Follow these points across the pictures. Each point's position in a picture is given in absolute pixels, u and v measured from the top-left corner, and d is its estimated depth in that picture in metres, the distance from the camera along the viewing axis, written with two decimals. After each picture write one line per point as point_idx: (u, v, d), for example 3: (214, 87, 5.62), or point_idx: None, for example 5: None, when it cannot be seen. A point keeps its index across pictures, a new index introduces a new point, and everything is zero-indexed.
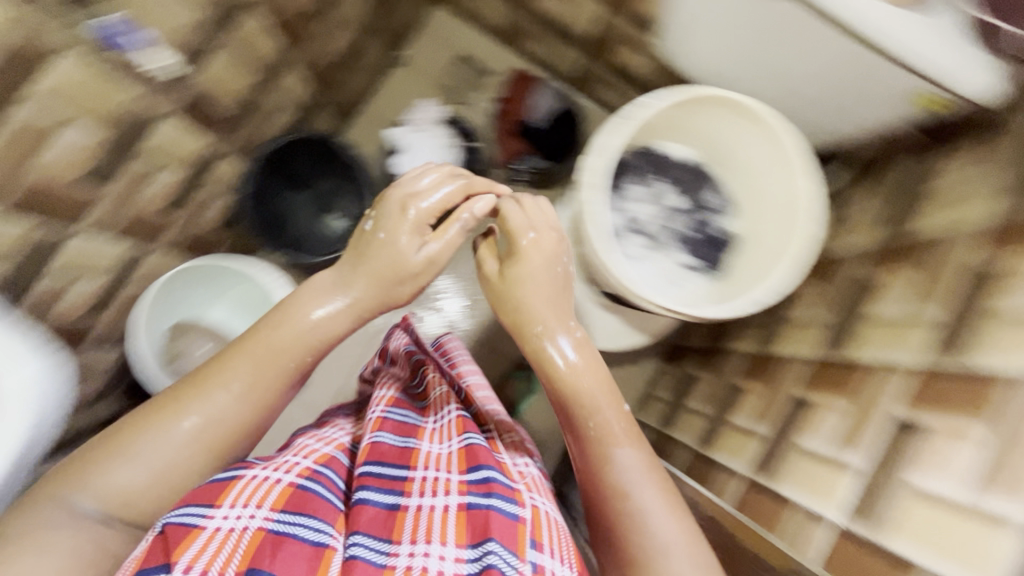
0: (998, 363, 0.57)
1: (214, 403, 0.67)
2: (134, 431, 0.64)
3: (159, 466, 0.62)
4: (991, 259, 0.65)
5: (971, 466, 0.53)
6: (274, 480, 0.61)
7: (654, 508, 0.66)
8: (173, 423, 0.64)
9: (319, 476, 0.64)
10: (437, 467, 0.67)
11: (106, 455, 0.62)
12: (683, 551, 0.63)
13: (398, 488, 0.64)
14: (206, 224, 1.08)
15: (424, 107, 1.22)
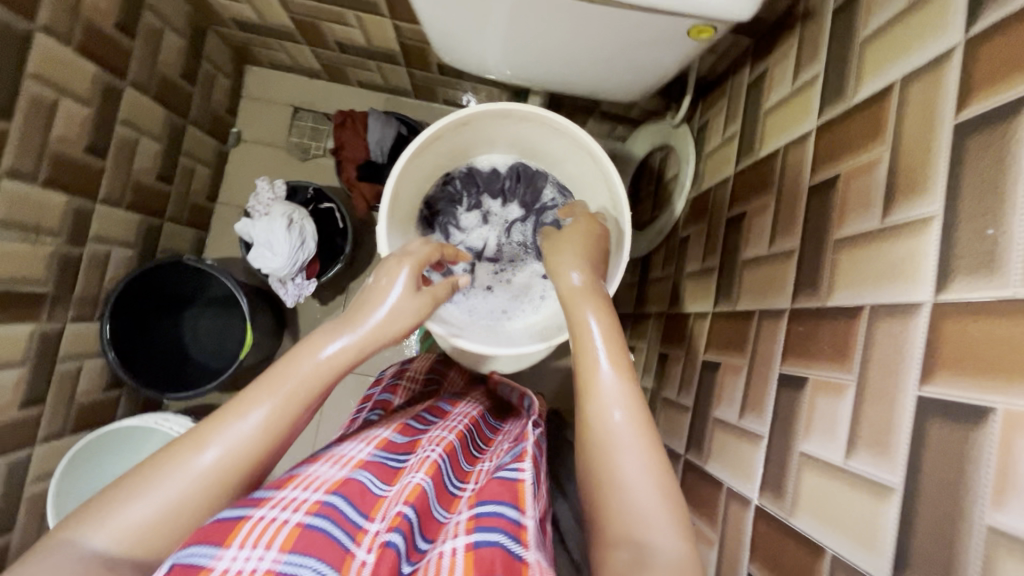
0: (847, 302, 0.52)
1: (241, 433, 0.49)
2: (154, 467, 0.47)
3: (173, 499, 0.46)
4: (823, 178, 0.60)
5: (845, 425, 0.49)
6: (283, 519, 0.45)
7: (631, 441, 0.49)
8: (197, 456, 0.47)
9: (330, 509, 0.47)
10: (415, 503, 0.52)
11: (128, 488, 0.46)
12: (641, 459, 0.48)
13: (402, 527, 0.49)
14: (87, 393, 1.03)
15: (266, 187, 1.11)
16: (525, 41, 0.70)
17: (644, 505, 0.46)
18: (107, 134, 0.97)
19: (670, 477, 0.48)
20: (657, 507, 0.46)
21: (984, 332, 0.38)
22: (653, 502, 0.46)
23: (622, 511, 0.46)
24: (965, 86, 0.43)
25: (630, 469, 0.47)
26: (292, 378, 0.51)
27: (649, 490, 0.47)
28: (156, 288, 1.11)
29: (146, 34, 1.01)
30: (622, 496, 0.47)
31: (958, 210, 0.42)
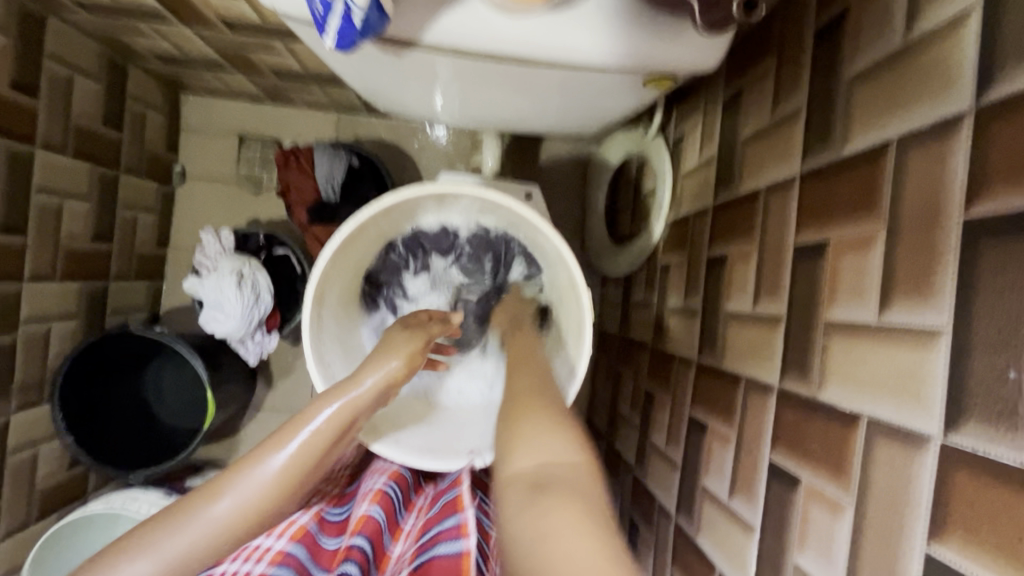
0: (841, 404, 0.45)
1: (251, 489, 0.51)
2: (165, 522, 0.49)
3: (183, 552, 0.48)
4: (810, 241, 0.52)
5: (844, 553, 0.43)
6: (244, 573, 0.52)
7: (552, 427, 0.45)
8: (210, 507, 0.50)
9: (290, 560, 0.54)
10: (361, 536, 0.59)
11: (141, 539, 0.48)
12: (561, 440, 0.43)
13: (355, 558, 0.55)
14: (48, 476, 0.98)
15: (212, 239, 1.01)
16: (470, 91, 0.63)
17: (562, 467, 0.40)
18: (22, 206, 0.88)
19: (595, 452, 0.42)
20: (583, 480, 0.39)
21: (1010, 504, 0.31)
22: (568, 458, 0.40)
23: (535, 476, 0.39)
24: (977, 172, 0.35)
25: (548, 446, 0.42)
26: (299, 436, 0.53)
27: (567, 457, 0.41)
28: (107, 359, 1.04)
29: (51, 86, 0.91)
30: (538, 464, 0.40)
31: (971, 334, 0.34)
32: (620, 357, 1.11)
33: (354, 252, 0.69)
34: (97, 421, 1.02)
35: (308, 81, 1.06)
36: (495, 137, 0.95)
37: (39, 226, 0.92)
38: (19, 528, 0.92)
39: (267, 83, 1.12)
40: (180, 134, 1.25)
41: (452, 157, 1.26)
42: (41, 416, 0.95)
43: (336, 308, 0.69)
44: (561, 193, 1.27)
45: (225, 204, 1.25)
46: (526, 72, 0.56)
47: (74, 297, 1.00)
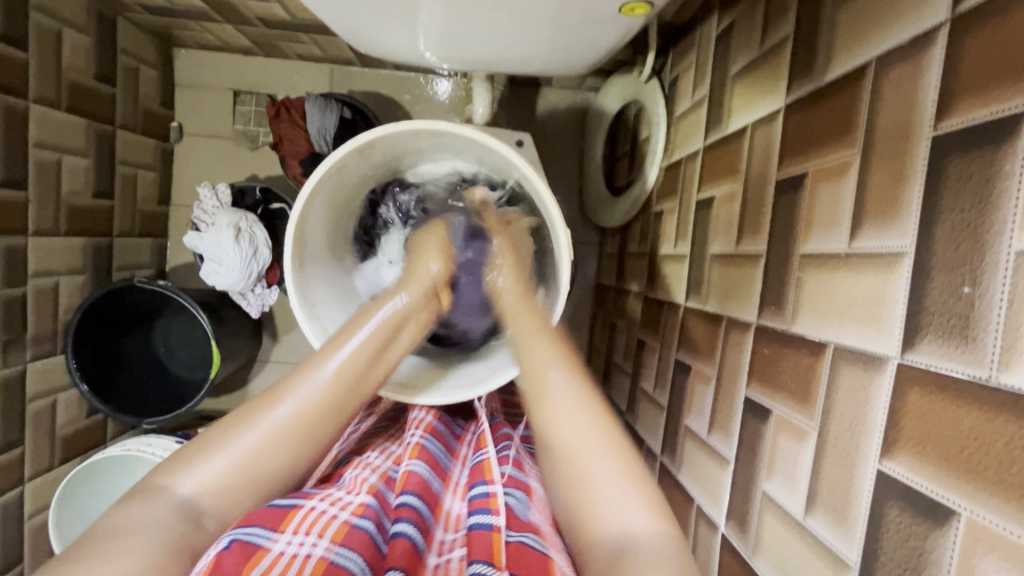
0: (810, 335, 0.46)
1: (311, 392, 0.53)
2: (233, 427, 0.51)
3: (249, 450, 0.50)
4: (790, 174, 0.51)
5: (806, 476, 0.44)
6: (332, 514, 0.49)
7: (602, 454, 0.50)
8: (271, 410, 0.52)
9: (372, 512, 0.52)
10: (415, 490, 0.55)
11: (209, 443, 0.50)
12: (615, 471, 0.49)
13: (410, 517, 0.51)
14: (67, 421, 1.03)
15: (209, 193, 1.03)
16: (461, 22, 0.60)
17: (617, 497, 0.47)
18: (21, 161, 0.89)
19: (644, 474, 0.49)
20: (633, 504, 0.47)
21: (955, 416, 0.32)
22: (626, 501, 0.47)
23: (602, 517, 0.47)
24: (949, 85, 0.34)
25: (603, 491, 0.48)
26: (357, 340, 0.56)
27: (625, 496, 0.47)
28: (117, 314, 1.07)
29: (40, 39, 0.91)
30: (592, 493, 0.48)
31: (931, 253, 0.34)
32: (615, 310, 1.12)
33: (334, 195, 0.70)
34: (108, 371, 1.06)
35: (297, 29, 1.04)
36: (484, 83, 0.93)
37: (39, 181, 0.93)
38: (43, 470, 0.98)
39: (256, 34, 1.10)
40: (175, 91, 1.25)
41: (447, 110, 1.24)
42: (57, 366, 1.00)
43: (320, 260, 0.71)
44: (559, 145, 1.24)
45: (222, 160, 1.26)
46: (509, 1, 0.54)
47: (78, 253, 1.03)
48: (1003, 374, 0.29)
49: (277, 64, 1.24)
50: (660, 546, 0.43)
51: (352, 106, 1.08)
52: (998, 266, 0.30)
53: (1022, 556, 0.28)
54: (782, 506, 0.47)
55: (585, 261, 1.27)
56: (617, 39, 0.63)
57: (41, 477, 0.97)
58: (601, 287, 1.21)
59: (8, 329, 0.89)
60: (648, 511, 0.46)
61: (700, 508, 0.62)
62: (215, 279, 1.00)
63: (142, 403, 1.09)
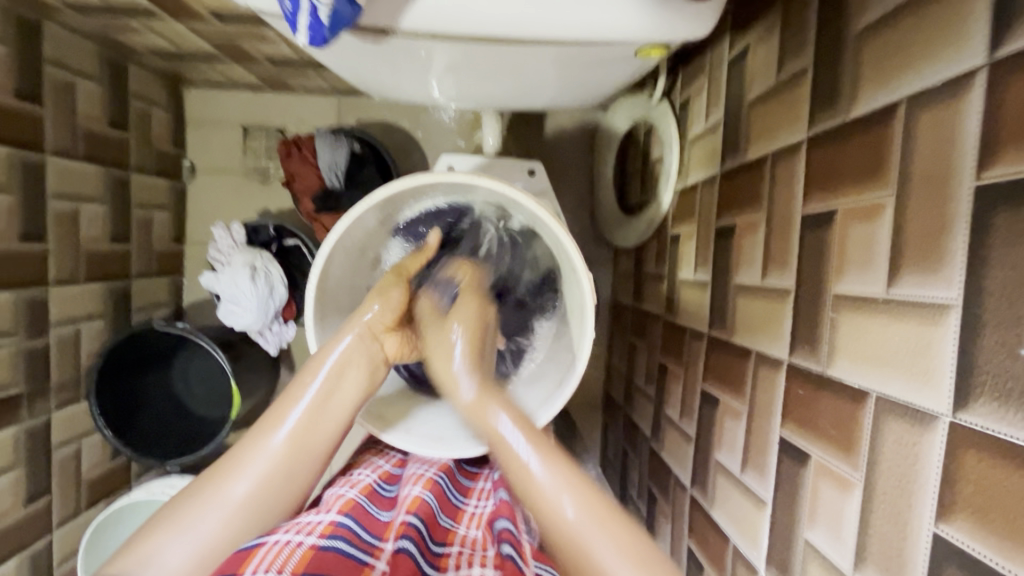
0: (849, 380, 0.44)
1: (261, 466, 0.54)
2: (182, 508, 0.52)
3: (207, 536, 0.50)
4: (818, 209, 0.50)
5: (852, 528, 0.42)
6: (298, 542, 0.48)
7: (597, 533, 0.48)
8: (224, 488, 0.53)
9: (342, 530, 0.51)
10: (418, 512, 0.56)
11: (168, 520, 0.51)
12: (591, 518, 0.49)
13: (412, 535, 0.52)
14: (91, 466, 1.03)
15: (223, 233, 1.03)
16: (468, 68, 0.60)
17: (586, 537, 0.48)
18: (40, 213, 0.90)
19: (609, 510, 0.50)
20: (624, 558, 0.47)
21: (1018, 485, 0.30)
22: (610, 556, 0.47)
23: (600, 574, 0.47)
24: (991, 134, 0.33)
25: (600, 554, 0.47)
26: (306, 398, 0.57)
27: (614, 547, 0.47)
28: (136, 355, 1.07)
29: (55, 92, 0.92)
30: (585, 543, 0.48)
31: (982, 309, 0.33)
32: (633, 331, 1.11)
33: (351, 252, 0.69)
34: (130, 412, 1.06)
35: (306, 66, 1.05)
36: (493, 113, 0.92)
37: (57, 230, 0.94)
38: (70, 516, 0.98)
39: (265, 71, 1.11)
40: (186, 129, 1.26)
41: (454, 134, 1.23)
42: (81, 411, 1.01)
43: (341, 311, 0.70)
44: (569, 166, 1.24)
45: (234, 195, 1.26)
46: (514, 49, 0.54)
47: (99, 298, 1.04)
48: None
49: (285, 97, 1.25)
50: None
51: (361, 139, 1.09)
52: None
53: None
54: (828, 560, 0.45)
55: (599, 280, 1.26)
56: (629, 74, 0.63)
57: (67, 525, 0.97)
58: (619, 307, 1.20)
59: (34, 380, 0.90)
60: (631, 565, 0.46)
61: (735, 547, 0.60)
62: (234, 318, 1.00)
63: (166, 443, 1.10)
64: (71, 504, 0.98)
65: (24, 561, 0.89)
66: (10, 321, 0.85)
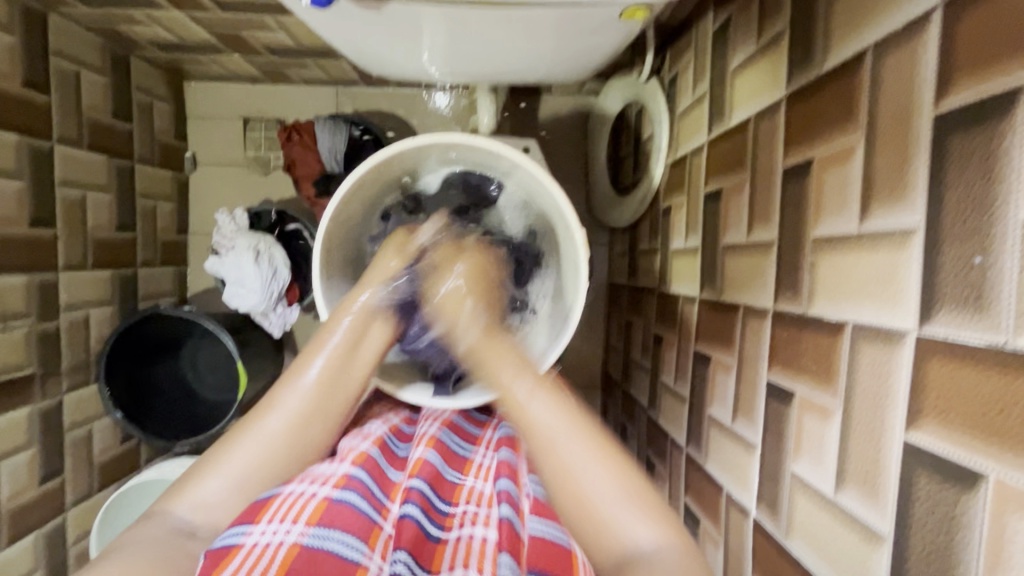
0: (828, 315, 0.47)
1: (294, 404, 0.57)
2: (226, 449, 0.56)
3: (245, 461, 0.55)
4: (796, 160, 0.53)
5: (833, 453, 0.45)
6: (311, 494, 0.50)
7: (590, 466, 0.52)
8: (263, 425, 0.57)
9: (355, 483, 0.52)
10: (425, 477, 0.56)
11: (207, 465, 0.55)
12: (603, 479, 0.51)
13: (417, 498, 0.53)
14: (102, 449, 1.06)
15: (227, 219, 1.05)
16: (461, 37, 0.62)
17: (604, 506, 0.50)
18: (49, 199, 0.93)
19: (622, 462, 0.52)
20: (635, 519, 0.49)
21: (976, 382, 0.33)
22: (611, 487, 0.50)
23: (587, 514, 0.50)
24: (945, 65, 0.36)
25: (588, 486, 0.51)
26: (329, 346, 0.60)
27: (629, 515, 0.49)
28: (146, 341, 1.09)
29: (62, 83, 0.95)
30: (580, 486, 0.51)
31: (941, 227, 0.35)
32: (628, 308, 1.13)
33: (352, 218, 0.73)
34: (140, 395, 1.09)
35: (304, 54, 1.07)
36: (488, 94, 0.95)
37: (67, 218, 0.97)
38: (83, 497, 1.00)
39: (264, 61, 1.14)
40: (188, 121, 1.29)
41: (450, 122, 1.26)
42: (91, 395, 1.03)
43: (343, 276, 0.73)
44: (563, 149, 1.27)
45: (236, 185, 1.29)
46: (505, 15, 0.57)
47: (105, 284, 1.06)
48: (1017, 337, 0.30)
49: (284, 88, 1.28)
50: (664, 555, 0.46)
51: (359, 126, 1.12)
52: (1006, 234, 0.31)
53: None
54: (813, 489, 0.48)
55: (595, 260, 1.28)
56: (616, 44, 0.66)
57: (80, 506, 1.00)
58: (615, 287, 1.23)
59: (46, 362, 0.93)
60: (637, 511, 0.49)
61: (728, 493, 0.63)
62: (239, 299, 1.03)
63: (174, 426, 1.11)
64: (83, 486, 1.01)
65: (41, 538, 0.91)
66: (24, 304, 0.88)
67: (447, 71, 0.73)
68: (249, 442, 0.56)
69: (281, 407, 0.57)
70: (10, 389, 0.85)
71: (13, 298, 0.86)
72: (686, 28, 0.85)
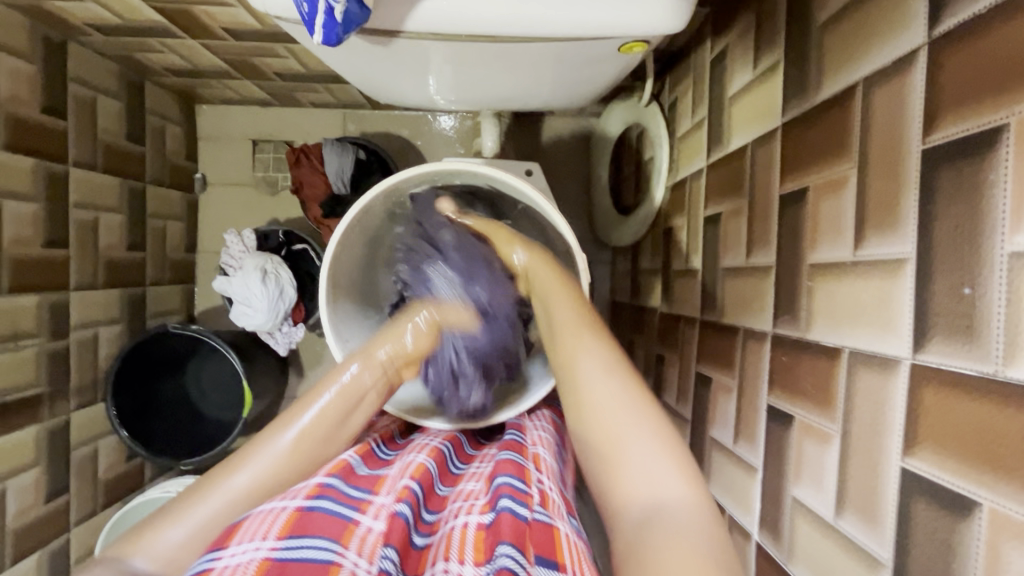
0: (826, 340, 0.47)
1: (265, 464, 0.56)
2: (191, 500, 0.54)
3: (207, 520, 0.53)
4: (792, 188, 0.54)
5: (833, 477, 0.45)
6: (282, 508, 0.49)
7: (638, 434, 0.49)
8: (229, 479, 0.55)
9: (328, 491, 0.52)
10: (420, 480, 0.56)
11: (166, 515, 0.53)
12: (653, 445, 0.48)
13: (408, 500, 0.53)
14: (107, 467, 1.06)
15: (235, 239, 1.07)
16: (466, 68, 0.64)
17: (655, 471, 0.47)
18: (62, 220, 0.95)
19: (682, 448, 0.48)
20: (673, 476, 0.46)
21: (969, 410, 0.33)
22: (657, 470, 0.47)
23: (632, 483, 0.47)
24: (933, 100, 0.37)
25: (635, 456, 0.48)
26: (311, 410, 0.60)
27: (665, 471, 0.46)
28: (153, 359, 1.11)
29: (78, 108, 0.98)
30: (622, 452, 0.48)
31: (931, 257, 0.36)
32: (631, 327, 1.14)
33: (359, 244, 0.75)
34: (146, 413, 1.09)
35: (313, 78, 1.10)
36: (492, 117, 0.97)
37: (79, 238, 0.99)
38: (87, 516, 1.01)
39: (273, 85, 1.17)
40: (199, 143, 1.32)
41: (455, 143, 1.29)
42: (97, 414, 1.04)
43: (351, 298, 0.75)
44: (566, 170, 1.29)
45: (244, 205, 1.32)
46: (508, 47, 0.59)
47: (114, 304, 1.08)
48: (1008, 368, 0.31)
49: (292, 111, 1.31)
50: (690, 514, 0.43)
51: (366, 148, 1.14)
52: (994, 266, 0.32)
53: None
54: (815, 515, 0.48)
55: (598, 279, 1.29)
56: (616, 73, 0.68)
57: (84, 525, 1.00)
58: (618, 305, 1.24)
59: (55, 381, 0.94)
60: (671, 466, 0.47)
61: (730, 516, 0.63)
62: (246, 318, 1.04)
63: (179, 444, 1.12)
64: (87, 505, 1.01)
65: (44, 557, 0.91)
66: (35, 323, 0.90)
67: (452, 99, 0.75)
68: (216, 500, 0.54)
69: (254, 461, 0.56)
70: (19, 408, 0.86)
71: (24, 317, 0.88)
72: (685, 54, 0.88)
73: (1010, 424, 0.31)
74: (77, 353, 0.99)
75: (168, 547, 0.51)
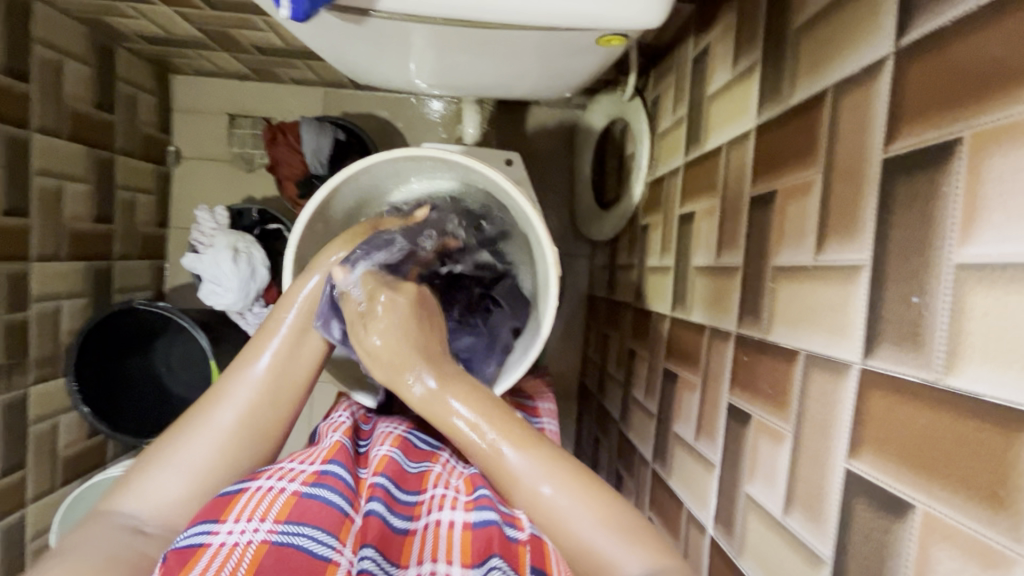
0: (784, 342, 0.48)
1: (245, 397, 0.56)
2: (173, 440, 0.53)
3: (195, 459, 0.52)
4: (762, 190, 0.54)
5: (784, 476, 0.46)
6: (279, 489, 0.49)
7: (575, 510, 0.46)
8: (212, 416, 0.55)
9: (328, 479, 0.51)
10: (387, 472, 0.55)
11: (152, 459, 0.52)
12: (591, 514, 0.46)
13: (381, 495, 0.52)
14: (67, 443, 1.04)
15: (207, 216, 1.04)
16: (445, 52, 0.63)
17: (614, 556, 0.44)
18: (24, 189, 0.91)
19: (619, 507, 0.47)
20: (626, 552, 0.44)
21: (912, 415, 0.34)
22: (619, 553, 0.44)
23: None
24: (896, 110, 0.37)
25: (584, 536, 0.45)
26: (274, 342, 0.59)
27: (625, 547, 0.44)
28: (120, 336, 1.07)
29: (43, 72, 0.94)
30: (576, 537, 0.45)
31: (885, 266, 0.37)
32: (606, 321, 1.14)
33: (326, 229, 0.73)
34: (110, 390, 1.07)
35: (293, 54, 1.07)
36: (474, 104, 0.96)
37: (41, 208, 0.95)
38: (46, 491, 0.99)
39: (251, 59, 1.13)
40: (172, 114, 1.28)
41: (438, 128, 1.27)
42: (58, 388, 1.01)
43: None
44: (549, 161, 1.28)
45: (219, 181, 1.28)
46: (487, 34, 0.58)
47: (79, 276, 1.05)
48: (948, 377, 0.32)
49: (271, 86, 1.27)
50: None
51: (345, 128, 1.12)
52: (943, 276, 0.33)
53: (971, 544, 0.30)
54: (766, 513, 0.49)
55: (576, 272, 1.30)
56: (597, 65, 0.67)
57: (42, 501, 0.98)
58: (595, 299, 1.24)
59: (13, 354, 0.91)
60: (625, 543, 0.44)
61: (688, 510, 0.64)
62: (216, 296, 1.02)
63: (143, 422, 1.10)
64: (45, 481, 0.98)
65: None
66: None
67: (432, 81, 0.73)
68: (203, 436, 0.53)
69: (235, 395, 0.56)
70: None
71: None
72: (669, 50, 0.87)
73: (954, 435, 0.31)
74: (37, 326, 0.96)
75: (159, 497, 0.51)
